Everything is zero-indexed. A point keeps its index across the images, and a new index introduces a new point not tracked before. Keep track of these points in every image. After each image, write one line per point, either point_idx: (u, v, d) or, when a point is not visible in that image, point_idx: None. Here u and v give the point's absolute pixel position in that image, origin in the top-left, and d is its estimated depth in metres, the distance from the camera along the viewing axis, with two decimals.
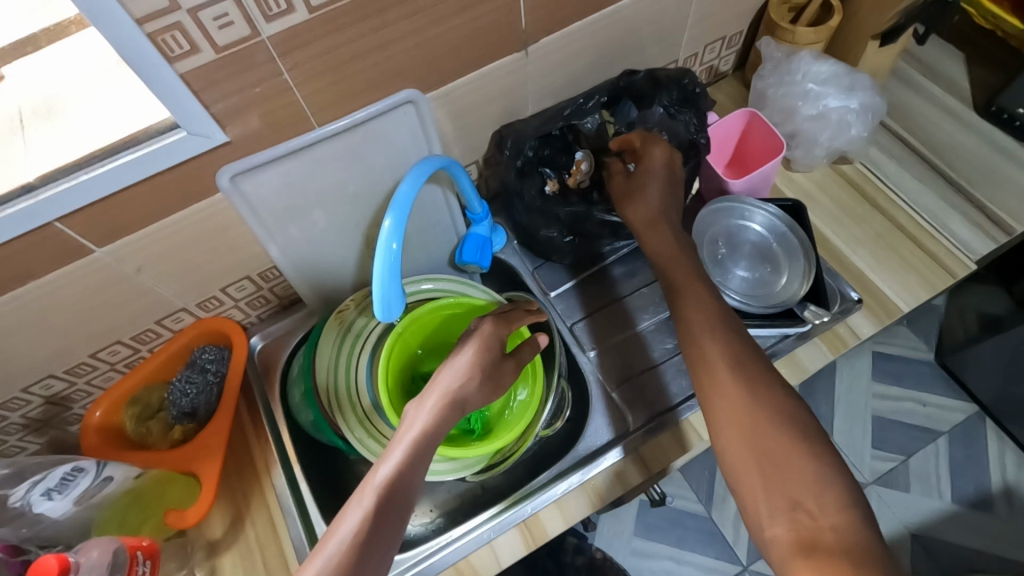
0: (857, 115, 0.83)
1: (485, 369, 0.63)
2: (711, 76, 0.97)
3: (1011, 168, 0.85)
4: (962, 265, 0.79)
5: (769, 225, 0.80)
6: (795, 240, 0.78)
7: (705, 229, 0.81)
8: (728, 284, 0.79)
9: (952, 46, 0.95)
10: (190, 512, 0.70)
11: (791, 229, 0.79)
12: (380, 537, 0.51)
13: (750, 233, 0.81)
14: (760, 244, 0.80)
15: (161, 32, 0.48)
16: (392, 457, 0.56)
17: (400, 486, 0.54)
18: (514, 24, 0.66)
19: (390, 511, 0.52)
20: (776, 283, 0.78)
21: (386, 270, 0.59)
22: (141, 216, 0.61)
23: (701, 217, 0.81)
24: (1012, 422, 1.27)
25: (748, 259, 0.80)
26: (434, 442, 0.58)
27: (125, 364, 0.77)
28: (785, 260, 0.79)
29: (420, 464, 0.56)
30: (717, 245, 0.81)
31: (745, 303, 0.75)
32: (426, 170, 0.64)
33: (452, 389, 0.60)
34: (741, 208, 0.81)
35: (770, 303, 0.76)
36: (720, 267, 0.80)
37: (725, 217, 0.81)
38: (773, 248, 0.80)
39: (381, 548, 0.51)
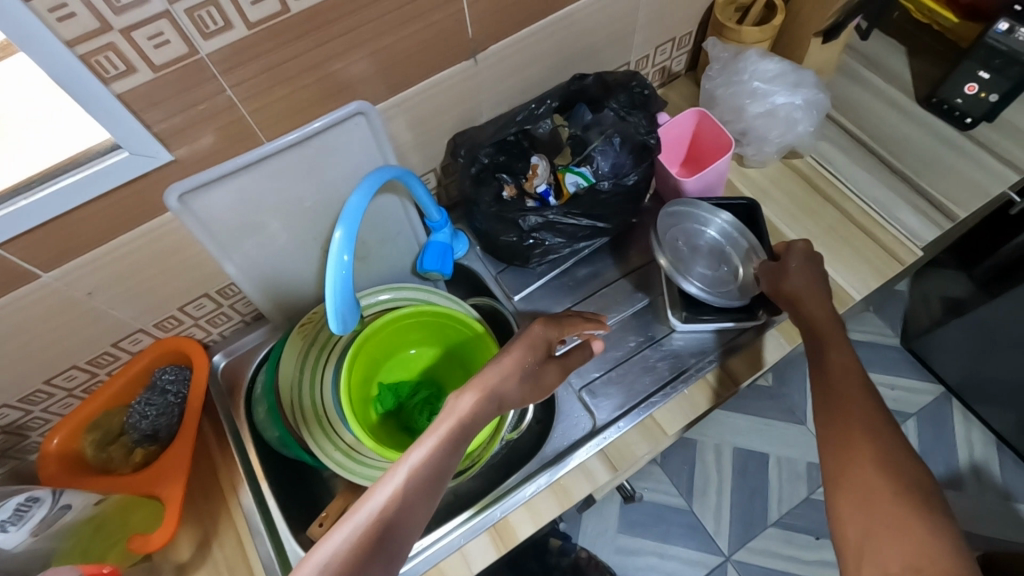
0: (802, 111, 0.86)
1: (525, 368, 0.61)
2: (666, 77, 0.99)
3: (953, 157, 0.88)
4: (910, 252, 0.82)
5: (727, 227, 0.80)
6: (750, 242, 0.79)
7: (667, 226, 0.80)
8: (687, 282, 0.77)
9: (895, 40, 0.99)
10: (154, 535, 0.69)
11: (747, 232, 0.80)
12: (409, 514, 0.49)
13: (708, 234, 0.81)
14: (718, 246, 0.80)
15: (94, 53, 0.48)
16: (428, 438, 0.54)
17: (436, 468, 0.52)
18: (461, 33, 0.67)
19: (424, 490, 0.50)
20: (732, 285, 0.78)
21: (337, 282, 0.59)
22: (89, 239, 0.60)
23: (663, 215, 0.80)
24: (977, 402, 1.31)
25: (706, 259, 0.80)
26: (473, 431, 0.56)
27: (84, 389, 0.76)
28: (741, 261, 0.79)
29: (458, 449, 0.54)
30: (677, 243, 0.80)
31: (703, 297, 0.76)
32: (377, 181, 0.64)
33: (497, 380, 0.58)
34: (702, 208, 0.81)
35: (727, 299, 0.77)
36: (680, 265, 0.79)
37: (686, 217, 0.81)
38: (729, 251, 0.80)
39: (409, 525, 0.48)
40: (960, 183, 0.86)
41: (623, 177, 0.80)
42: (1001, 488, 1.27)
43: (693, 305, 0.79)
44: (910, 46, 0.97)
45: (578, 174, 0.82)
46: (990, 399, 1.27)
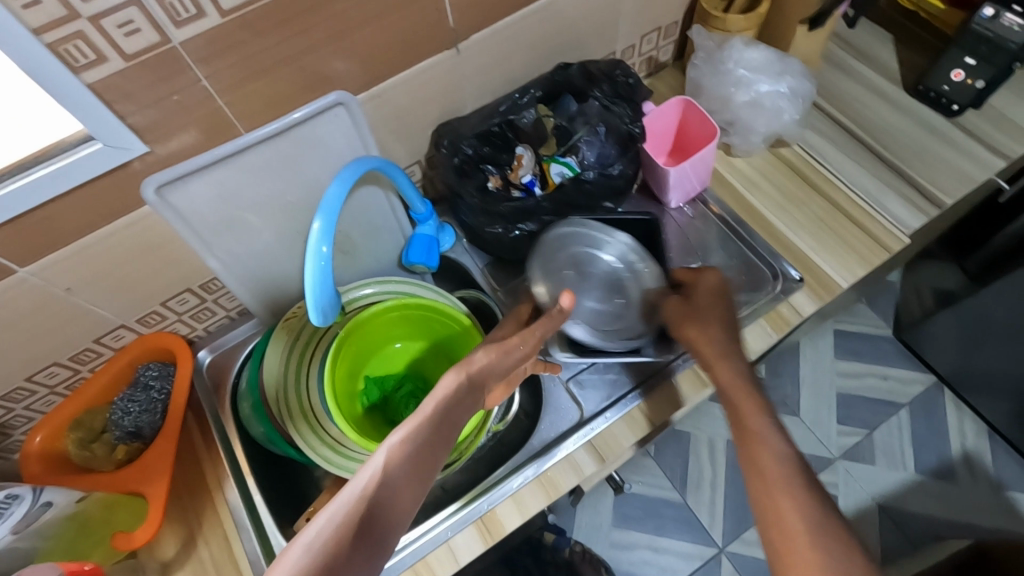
0: (788, 100, 0.86)
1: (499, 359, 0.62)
2: (653, 67, 0.98)
3: (940, 144, 0.88)
4: (897, 239, 0.82)
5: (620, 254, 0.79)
6: (645, 272, 0.78)
7: (558, 254, 0.79)
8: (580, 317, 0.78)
9: (882, 28, 0.98)
10: (137, 533, 0.69)
11: (643, 260, 0.79)
12: (394, 501, 0.48)
13: (601, 261, 0.80)
14: (612, 273, 0.79)
15: (63, 42, 0.47)
16: (407, 426, 0.54)
17: (416, 455, 0.51)
18: (442, 22, 0.66)
19: (407, 477, 0.50)
20: (625, 318, 0.78)
21: (317, 274, 0.59)
22: (65, 233, 0.59)
23: (545, 242, 0.78)
24: (969, 391, 1.31)
25: (599, 289, 0.79)
26: (452, 421, 0.56)
27: (66, 386, 0.75)
28: (637, 290, 0.79)
29: (439, 438, 0.54)
30: (566, 271, 0.79)
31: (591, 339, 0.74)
32: (357, 171, 0.63)
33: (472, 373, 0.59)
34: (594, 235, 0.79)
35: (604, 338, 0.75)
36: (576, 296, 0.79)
37: (573, 242, 0.79)
38: (624, 279, 0.79)
39: (393, 512, 0.48)
40: (947, 171, 0.85)
41: (608, 168, 0.81)
42: (993, 477, 1.28)
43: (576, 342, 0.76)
44: (897, 33, 0.97)
45: (563, 165, 0.83)
46: (981, 389, 1.27)
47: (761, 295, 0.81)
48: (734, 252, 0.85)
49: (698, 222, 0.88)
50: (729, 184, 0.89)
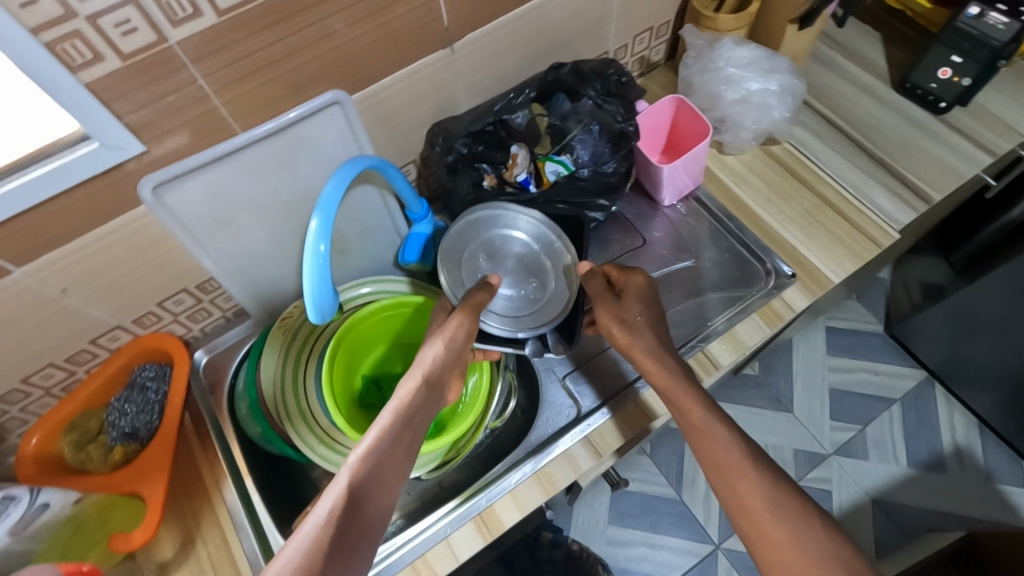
0: (778, 97, 0.87)
1: (455, 353, 0.63)
2: (644, 66, 0.99)
3: (927, 141, 0.89)
4: (886, 234, 0.83)
5: (533, 232, 0.76)
6: (559, 249, 0.75)
7: (466, 245, 0.75)
8: (500, 308, 0.73)
9: (869, 27, 1.00)
10: (136, 534, 0.69)
11: (556, 237, 0.75)
12: (368, 510, 0.50)
13: (516, 242, 0.76)
14: (525, 254, 0.76)
15: (60, 41, 0.47)
16: (370, 435, 0.55)
17: (383, 461, 0.53)
18: (436, 22, 0.67)
19: (376, 484, 0.51)
20: (540, 300, 0.74)
21: (315, 271, 0.59)
22: (60, 233, 0.59)
23: (458, 230, 0.74)
24: (958, 385, 1.33)
25: (515, 273, 0.75)
26: (417, 421, 0.58)
27: (62, 388, 0.75)
28: (555, 271, 0.75)
29: (404, 440, 0.56)
30: (479, 259, 0.75)
31: (519, 334, 0.71)
32: (353, 170, 0.63)
33: (429, 373, 0.61)
34: (500, 219, 0.76)
35: (536, 326, 0.72)
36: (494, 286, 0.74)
37: (489, 227, 0.76)
38: (541, 259, 0.75)
39: (369, 521, 0.49)
40: (934, 167, 0.87)
41: (602, 165, 0.81)
42: (982, 469, 1.29)
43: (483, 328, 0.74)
44: (883, 32, 0.99)
45: (558, 163, 0.83)
46: (970, 382, 1.28)
47: (755, 291, 0.82)
48: (725, 248, 0.86)
49: (691, 219, 0.89)
50: (720, 181, 0.90)
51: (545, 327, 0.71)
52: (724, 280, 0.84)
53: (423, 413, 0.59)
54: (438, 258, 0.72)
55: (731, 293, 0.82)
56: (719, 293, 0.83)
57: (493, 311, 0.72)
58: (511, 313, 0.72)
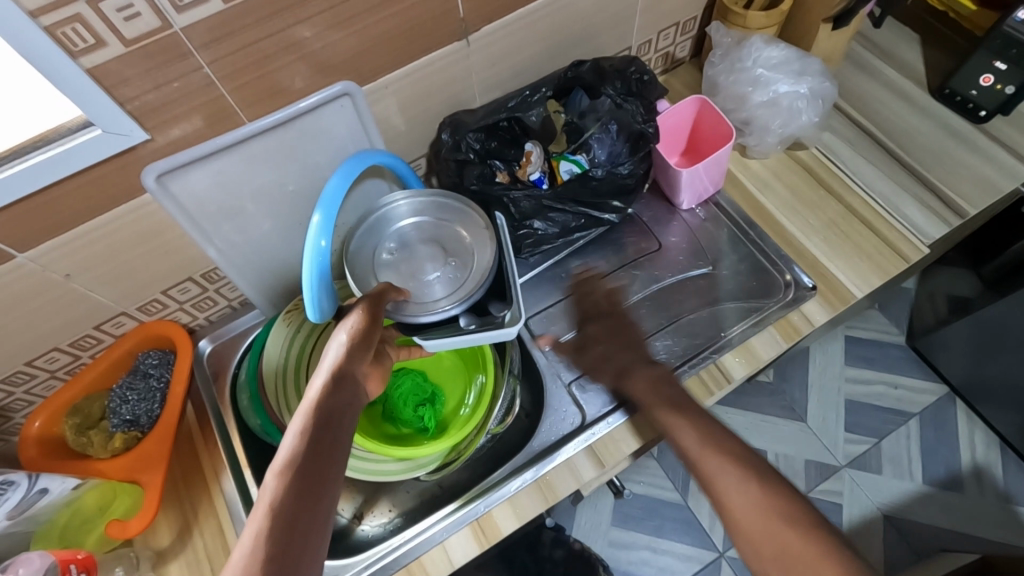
0: (807, 101, 0.83)
1: (371, 332, 0.55)
2: (669, 63, 0.96)
3: (963, 152, 0.85)
4: (915, 248, 0.79)
5: (422, 211, 0.69)
6: (473, 216, 0.67)
7: (367, 246, 0.67)
8: (430, 294, 0.63)
9: (908, 28, 0.95)
10: (132, 522, 0.68)
11: (466, 206, 0.68)
12: (299, 539, 0.42)
13: (423, 224, 0.68)
14: (428, 232, 0.68)
15: (61, 26, 0.46)
16: (285, 446, 0.47)
17: (305, 471, 0.45)
18: (451, 12, 0.65)
19: (302, 501, 0.44)
20: (465, 269, 0.64)
21: (314, 269, 0.58)
22: (63, 219, 0.58)
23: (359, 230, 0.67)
24: (981, 403, 1.28)
25: (432, 253, 0.65)
26: (338, 414, 0.50)
27: (67, 371, 0.75)
28: (473, 239, 0.66)
29: (329, 438, 0.48)
30: (391, 251, 0.67)
31: (457, 309, 0.61)
32: (358, 166, 0.61)
33: (346, 356, 0.53)
34: (388, 211, 0.68)
35: (472, 294, 0.62)
36: (413, 273, 0.64)
37: (391, 221, 0.68)
38: (456, 232, 0.67)
39: (301, 555, 0.42)
40: (969, 179, 0.82)
41: (618, 166, 0.78)
42: (1001, 490, 1.25)
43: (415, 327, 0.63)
44: (923, 34, 0.94)
45: (572, 162, 0.81)
46: (993, 400, 1.24)
47: (772, 302, 0.78)
48: (744, 255, 0.83)
49: (709, 224, 0.86)
50: (742, 186, 0.87)
51: (478, 292, 0.62)
52: (742, 289, 0.81)
53: (345, 402, 0.50)
54: (344, 260, 0.65)
55: (748, 304, 0.79)
56: (736, 303, 0.80)
57: (420, 301, 0.62)
58: (439, 293, 0.63)
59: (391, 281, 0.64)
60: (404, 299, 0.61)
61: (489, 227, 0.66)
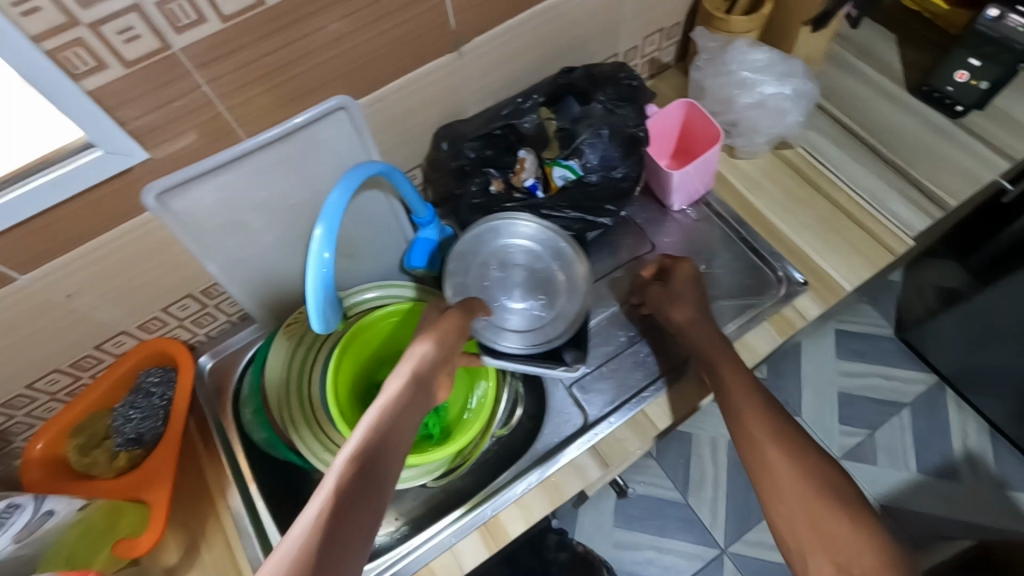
0: (792, 101, 0.85)
1: (443, 351, 0.62)
2: (655, 68, 0.98)
3: (944, 146, 0.87)
4: (900, 242, 0.81)
5: (540, 239, 0.77)
6: (576, 268, 0.76)
7: (471, 253, 0.76)
8: (509, 322, 0.74)
9: (885, 28, 0.98)
10: (141, 539, 0.68)
11: (575, 255, 0.77)
12: (355, 516, 0.48)
13: (522, 251, 0.77)
14: (533, 261, 0.77)
15: (62, 49, 0.46)
16: (356, 436, 0.54)
17: (370, 460, 0.51)
18: (444, 26, 0.66)
19: (363, 485, 0.50)
20: (549, 314, 0.75)
21: (317, 280, 0.59)
22: (66, 240, 0.58)
23: (472, 235, 0.76)
24: (971, 391, 1.30)
25: (527, 287, 0.76)
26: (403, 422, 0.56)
27: (68, 392, 0.75)
28: (565, 288, 0.76)
29: (392, 437, 0.54)
30: (491, 267, 0.76)
31: (527, 349, 0.73)
32: (358, 177, 0.62)
33: (419, 367, 0.60)
34: (501, 227, 0.76)
35: (544, 341, 0.74)
36: (500, 296, 0.75)
37: (498, 236, 0.76)
38: (554, 274, 0.77)
39: (357, 526, 0.47)
40: (952, 172, 0.85)
41: (612, 170, 0.81)
42: (995, 476, 1.27)
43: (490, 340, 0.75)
44: (901, 33, 0.97)
45: (566, 168, 0.81)
46: (983, 388, 1.26)
47: (766, 299, 0.80)
48: (737, 255, 0.85)
49: (702, 225, 0.88)
50: (732, 186, 0.89)
51: (551, 346, 0.73)
52: (737, 287, 0.82)
53: (397, 434, 0.55)
54: (447, 261, 0.75)
55: (742, 301, 0.81)
56: (731, 300, 0.81)
57: (497, 325, 0.74)
58: (513, 325, 0.74)
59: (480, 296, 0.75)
60: (487, 322, 0.73)
61: (585, 284, 0.76)
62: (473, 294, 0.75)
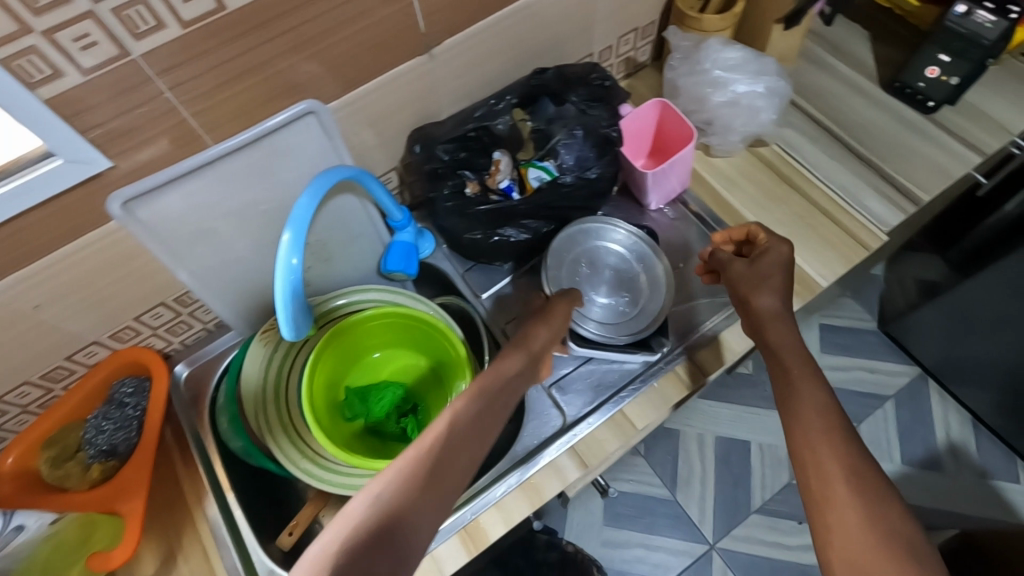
0: (765, 99, 0.86)
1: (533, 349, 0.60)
2: (631, 67, 0.98)
3: (916, 141, 0.88)
4: (875, 237, 0.82)
5: (630, 246, 0.82)
6: (659, 271, 0.80)
7: (565, 253, 0.81)
8: (598, 314, 0.79)
9: (857, 25, 0.99)
10: (115, 553, 0.67)
11: (659, 257, 0.80)
12: (434, 492, 0.44)
13: (610, 254, 0.82)
14: (619, 263, 0.81)
15: (16, 57, 0.46)
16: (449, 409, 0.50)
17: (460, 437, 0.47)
18: (414, 28, 0.66)
19: (450, 462, 0.45)
20: (636, 309, 0.79)
21: (285, 286, 0.58)
22: (29, 251, 0.57)
23: (565, 236, 0.81)
24: (953, 382, 1.32)
25: (614, 284, 0.80)
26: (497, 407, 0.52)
27: (40, 404, 0.74)
28: (648, 287, 0.79)
29: (485, 421, 0.50)
30: (581, 265, 0.81)
31: (615, 338, 0.76)
32: (326, 182, 0.62)
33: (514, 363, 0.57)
34: (595, 231, 0.82)
35: (628, 332, 0.77)
36: (586, 291, 0.80)
37: (587, 239, 0.82)
38: (638, 274, 0.80)
39: (434, 505, 0.43)
40: (923, 167, 0.86)
41: (587, 170, 0.80)
42: (977, 466, 1.29)
43: None
44: (874, 30, 0.98)
45: (541, 169, 0.82)
46: (964, 378, 1.28)
47: None
48: None
49: (679, 223, 0.88)
50: (709, 184, 0.89)
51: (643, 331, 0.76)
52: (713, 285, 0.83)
53: (434, 485, 0.44)
54: (544, 256, 0.80)
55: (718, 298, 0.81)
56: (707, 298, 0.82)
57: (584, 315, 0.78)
58: (597, 317, 0.78)
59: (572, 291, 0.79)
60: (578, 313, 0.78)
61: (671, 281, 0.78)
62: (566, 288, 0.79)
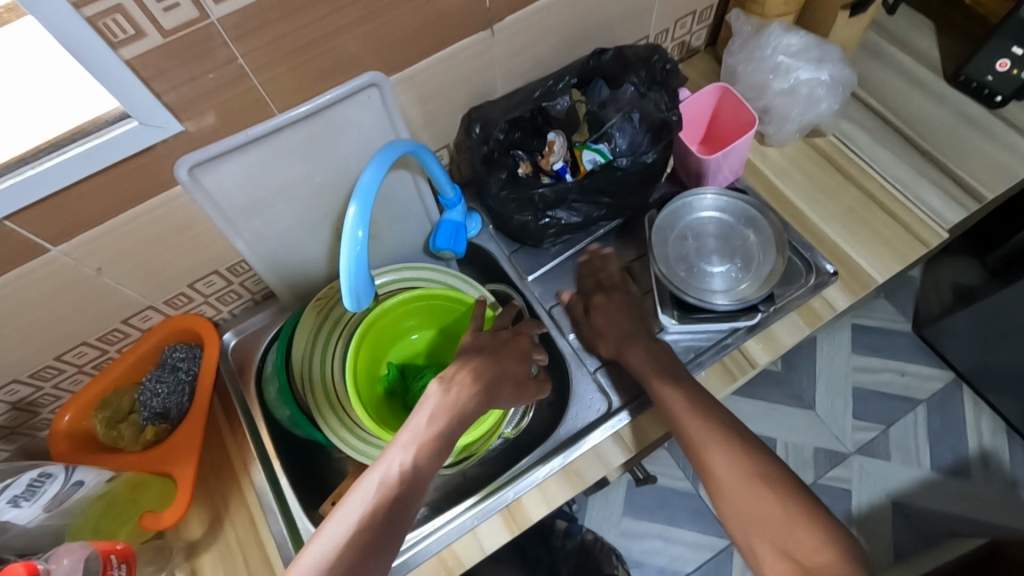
0: (827, 88, 0.84)
1: (508, 360, 0.66)
2: (684, 52, 0.96)
3: (976, 136, 0.85)
4: (934, 234, 0.80)
5: (727, 209, 0.82)
6: (767, 228, 0.80)
7: (671, 227, 0.81)
8: (709, 284, 0.78)
9: (921, 15, 0.96)
10: (165, 513, 0.69)
11: (761, 213, 0.80)
12: (399, 510, 0.53)
13: (710, 222, 0.82)
14: (723, 230, 0.81)
15: (102, 16, 0.46)
16: (416, 425, 0.59)
17: (422, 458, 0.56)
18: (478, 3, 0.65)
19: (416, 483, 0.55)
20: (748, 274, 0.78)
21: (352, 259, 0.58)
22: (96, 213, 0.58)
23: (667, 213, 0.81)
24: (988, 389, 1.29)
25: (721, 251, 0.80)
26: (459, 417, 0.60)
27: (94, 366, 0.75)
28: (756, 248, 0.79)
29: (446, 435, 0.59)
30: (688, 240, 0.80)
31: (734, 304, 0.75)
32: (390, 156, 0.62)
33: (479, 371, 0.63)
34: (692, 201, 0.82)
35: (745, 298, 0.76)
36: (698, 263, 0.79)
37: (686, 213, 0.82)
38: (746, 237, 0.80)
39: (399, 520, 0.53)
40: (984, 164, 0.83)
41: (641, 156, 0.78)
42: (1008, 475, 1.26)
43: (688, 307, 0.77)
44: (937, 21, 0.95)
45: (595, 152, 0.81)
46: (999, 388, 1.25)
47: (795, 289, 0.78)
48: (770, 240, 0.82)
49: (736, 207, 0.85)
50: (761, 174, 0.87)
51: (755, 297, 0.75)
52: None
53: (393, 517, 0.53)
54: (650, 236, 0.79)
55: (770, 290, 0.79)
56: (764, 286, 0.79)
57: (699, 290, 0.77)
58: (716, 288, 0.77)
59: (683, 265, 0.79)
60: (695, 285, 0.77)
61: (777, 238, 0.79)
62: (677, 265, 0.79)
